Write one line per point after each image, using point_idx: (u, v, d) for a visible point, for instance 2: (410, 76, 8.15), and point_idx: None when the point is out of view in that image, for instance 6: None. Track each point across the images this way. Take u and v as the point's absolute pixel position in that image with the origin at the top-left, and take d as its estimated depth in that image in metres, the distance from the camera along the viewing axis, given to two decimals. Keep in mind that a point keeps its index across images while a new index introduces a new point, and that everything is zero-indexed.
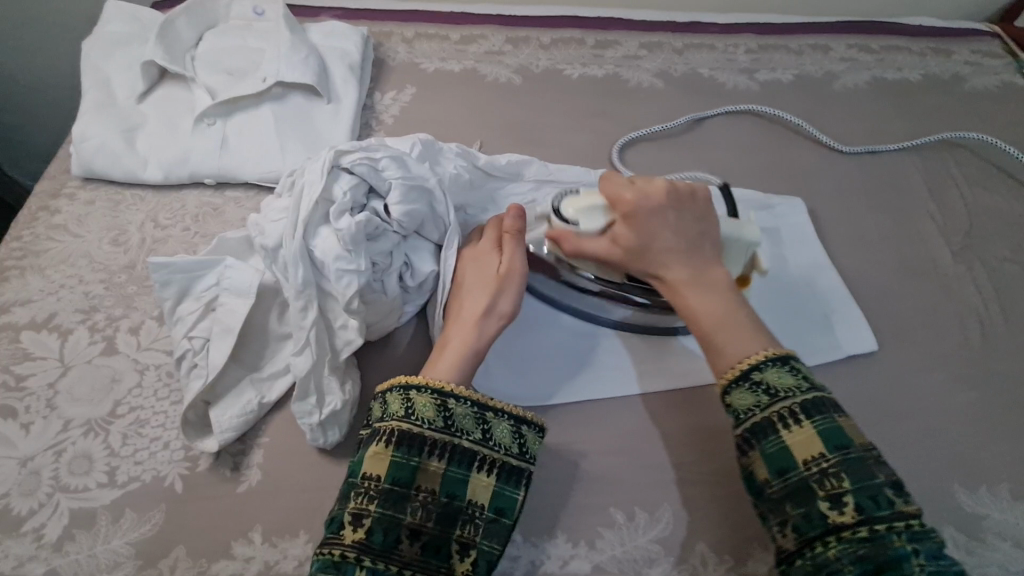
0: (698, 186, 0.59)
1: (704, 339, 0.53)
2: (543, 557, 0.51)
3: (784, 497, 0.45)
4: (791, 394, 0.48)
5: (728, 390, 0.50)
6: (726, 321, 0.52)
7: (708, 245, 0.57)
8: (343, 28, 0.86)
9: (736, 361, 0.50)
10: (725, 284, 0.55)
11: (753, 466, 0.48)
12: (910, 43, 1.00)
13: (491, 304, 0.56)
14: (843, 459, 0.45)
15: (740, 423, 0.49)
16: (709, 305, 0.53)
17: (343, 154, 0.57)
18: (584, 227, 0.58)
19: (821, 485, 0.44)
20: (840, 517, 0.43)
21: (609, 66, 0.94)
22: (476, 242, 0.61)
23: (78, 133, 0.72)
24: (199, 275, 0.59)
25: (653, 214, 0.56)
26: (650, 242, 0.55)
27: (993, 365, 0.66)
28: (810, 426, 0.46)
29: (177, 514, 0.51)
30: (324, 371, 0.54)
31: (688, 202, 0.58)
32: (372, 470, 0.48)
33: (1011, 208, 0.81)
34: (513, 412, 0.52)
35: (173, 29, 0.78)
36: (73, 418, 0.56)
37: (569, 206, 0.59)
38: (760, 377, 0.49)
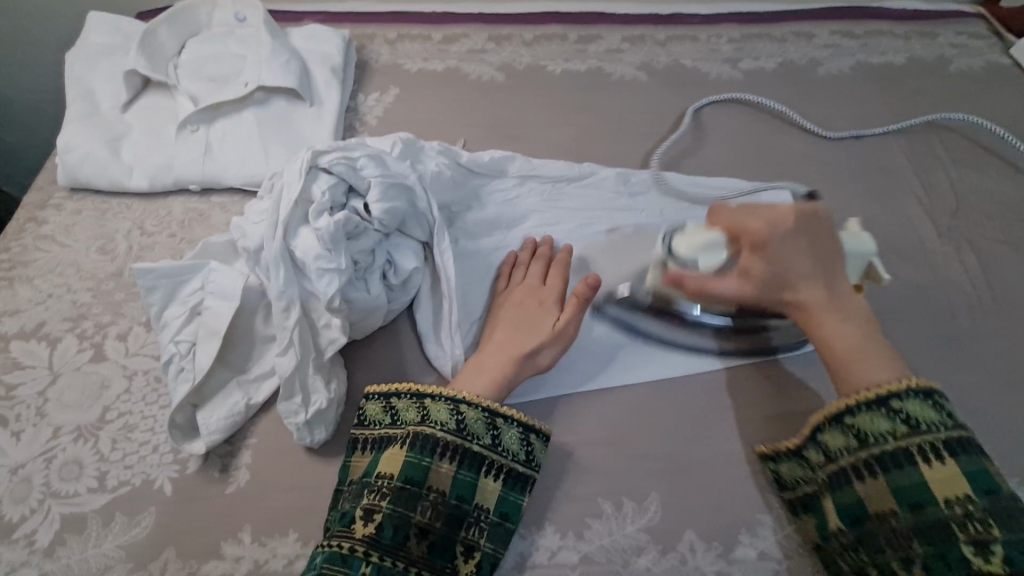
0: (821, 211, 0.59)
1: (835, 362, 0.54)
2: (532, 549, 0.52)
3: (915, 533, 0.46)
4: (935, 428, 0.48)
5: (861, 417, 0.50)
6: (861, 348, 0.53)
7: (837, 272, 0.57)
8: (324, 31, 0.86)
9: (873, 384, 0.51)
10: (856, 311, 0.55)
11: (879, 496, 0.48)
12: (894, 27, 1.00)
13: (534, 350, 0.56)
14: (989, 506, 0.45)
15: (867, 448, 0.49)
16: (844, 333, 0.54)
17: (320, 154, 0.58)
18: (703, 267, 0.57)
19: (964, 529, 0.45)
20: (984, 564, 0.43)
21: (592, 61, 0.94)
22: (539, 288, 0.62)
23: (62, 144, 0.72)
24: (184, 280, 0.59)
25: (786, 246, 0.56)
26: (782, 267, 0.56)
27: (982, 345, 0.66)
28: (956, 465, 0.47)
29: (167, 516, 0.52)
30: (309, 370, 0.55)
31: (816, 227, 0.57)
32: (386, 469, 0.49)
33: (997, 188, 0.81)
34: (522, 420, 0.52)
35: (155, 38, 0.79)
36: (62, 425, 0.56)
37: (681, 243, 0.58)
38: (900, 407, 0.49)
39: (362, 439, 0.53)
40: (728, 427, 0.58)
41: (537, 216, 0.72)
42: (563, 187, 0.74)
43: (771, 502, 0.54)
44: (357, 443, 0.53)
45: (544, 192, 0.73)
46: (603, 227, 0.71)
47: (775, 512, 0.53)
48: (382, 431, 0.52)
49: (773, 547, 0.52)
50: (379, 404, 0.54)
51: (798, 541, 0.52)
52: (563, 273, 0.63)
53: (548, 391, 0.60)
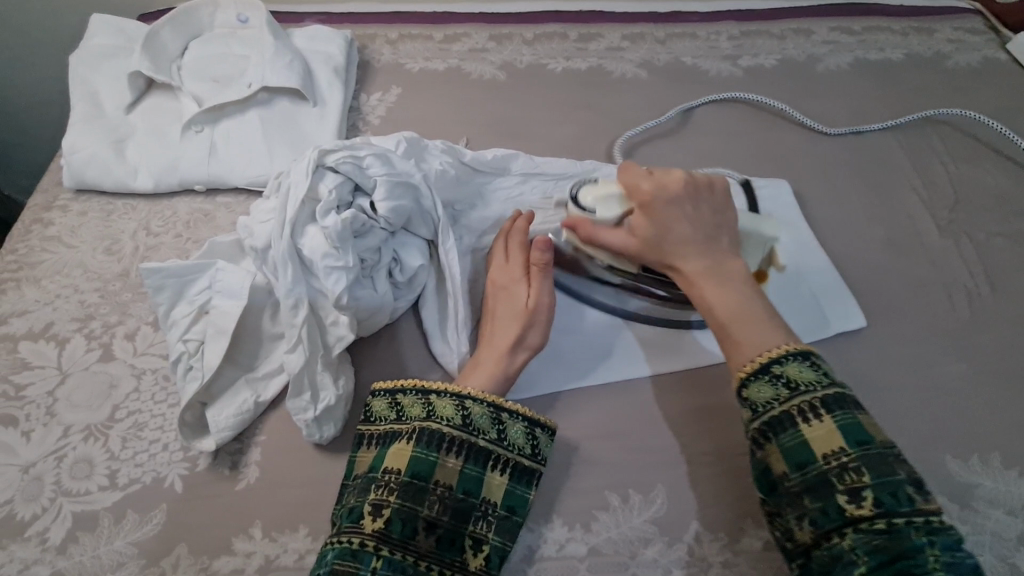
0: (717, 181, 0.60)
1: (716, 329, 0.53)
2: (540, 542, 0.52)
3: (803, 491, 0.44)
4: (812, 387, 0.47)
5: (747, 383, 0.49)
6: (741, 311, 0.52)
7: (726, 236, 0.57)
8: (327, 32, 0.87)
9: (756, 353, 0.49)
10: (740, 277, 0.54)
11: (770, 460, 0.47)
12: (891, 24, 1.01)
13: (519, 335, 0.57)
14: (863, 454, 0.44)
15: (758, 416, 0.47)
16: (726, 296, 0.53)
17: (327, 153, 0.58)
18: (601, 215, 0.59)
19: (840, 479, 0.43)
20: (858, 510, 0.42)
21: (592, 59, 0.95)
22: (505, 268, 0.62)
23: (68, 145, 0.73)
24: (191, 279, 0.60)
25: (669, 206, 0.57)
26: (666, 230, 0.56)
27: (983, 337, 0.67)
28: (831, 420, 0.45)
29: (177, 513, 0.52)
30: (317, 367, 0.55)
31: (705, 195, 0.59)
32: (393, 464, 0.49)
33: (996, 181, 0.82)
34: (527, 414, 0.53)
35: (159, 40, 0.79)
36: (72, 424, 0.56)
37: (587, 194, 0.61)
38: (781, 371, 0.48)
39: (367, 434, 0.53)
40: (730, 419, 0.59)
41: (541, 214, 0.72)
42: (566, 185, 0.75)
43: None
44: (363, 438, 0.53)
45: (547, 190, 0.74)
46: None
47: None
48: (387, 426, 0.53)
49: None
50: (385, 401, 0.54)
51: None
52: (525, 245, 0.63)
53: (553, 386, 0.60)
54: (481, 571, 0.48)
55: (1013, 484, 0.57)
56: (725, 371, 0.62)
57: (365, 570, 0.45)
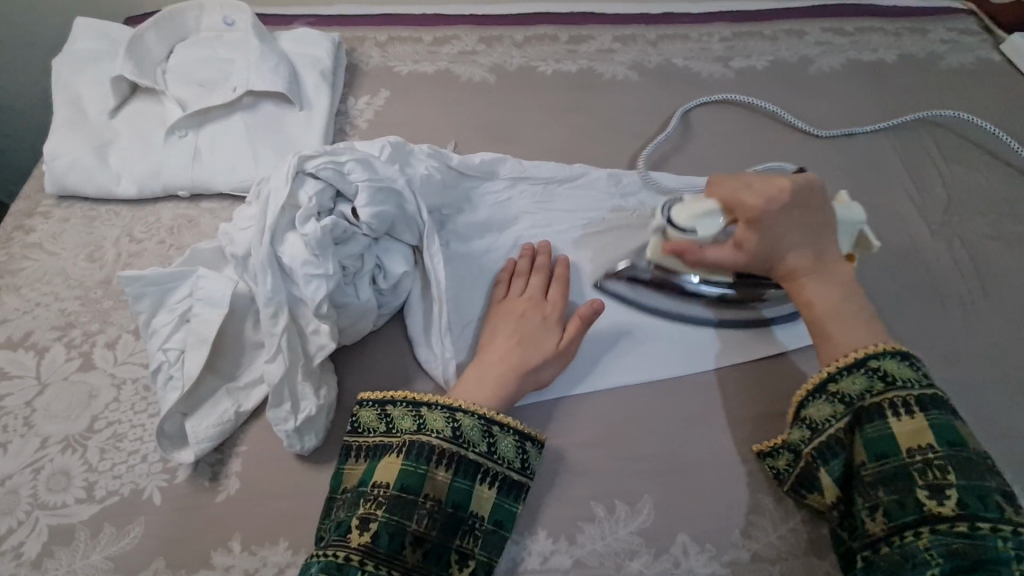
0: (816, 181, 0.57)
1: (816, 331, 0.54)
2: (524, 553, 0.51)
3: (879, 482, 0.46)
4: (910, 385, 0.48)
5: (839, 378, 0.50)
6: (844, 315, 0.53)
7: (829, 237, 0.56)
8: (314, 35, 0.86)
9: (852, 349, 0.51)
10: (844, 279, 0.55)
11: (852, 450, 0.49)
12: (885, 24, 1.00)
13: (539, 368, 0.56)
14: (952, 455, 0.45)
15: (845, 410, 0.49)
16: (830, 299, 0.54)
17: (307, 159, 0.57)
18: (702, 234, 0.57)
19: (924, 476, 0.45)
20: (939, 508, 0.44)
21: (583, 61, 0.94)
22: (540, 305, 0.61)
23: (50, 151, 0.72)
24: (172, 287, 0.59)
25: (777, 215, 0.54)
26: (774, 242, 0.54)
27: (977, 342, 0.66)
28: (923, 418, 0.47)
29: (155, 526, 0.51)
30: (298, 377, 0.54)
31: (810, 197, 0.55)
32: (382, 478, 0.49)
33: (989, 184, 0.81)
34: (519, 427, 0.52)
35: (143, 44, 0.78)
36: (50, 435, 0.56)
37: (681, 213, 0.58)
38: (878, 366, 0.49)
39: (355, 446, 0.52)
40: (718, 426, 0.58)
41: (528, 218, 0.71)
42: (554, 189, 0.74)
43: (766, 503, 0.54)
44: (350, 450, 0.52)
45: (535, 194, 0.73)
46: (594, 229, 0.71)
47: (769, 513, 0.53)
48: (376, 438, 0.52)
49: (767, 548, 0.52)
50: (374, 411, 0.53)
51: (792, 542, 0.52)
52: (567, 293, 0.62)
53: (539, 394, 0.59)
54: None
55: None
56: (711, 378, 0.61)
57: None
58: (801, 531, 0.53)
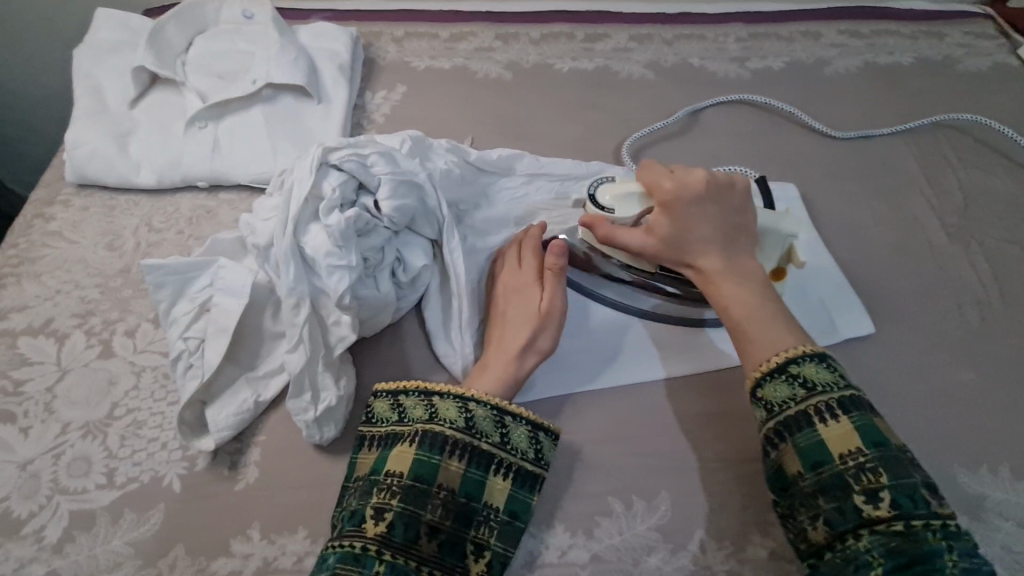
0: (738, 181, 0.59)
1: (730, 326, 0.53)
2: (541, 547, 0.51)
3: (816, 491, 0.45)
4: (828, 388, 0.47)
5: (764, 383, 0.49)
6: (753, 311, 0.52)
7: (743, 239, 0.57)
8: (332, 29, 0.86)
9: (772, 353, 0.50)
10: (756, 279, 0.54)
11: (784, 460, 0.47)
12: (902, 27, 1.00)
13: (531, 338, 0.56)
14: (880, 455, 0.44)
15: (775, 416, 0.48)
16: (739, 295, 0.53)
17: (331, 151, 0.58)
18: (619, 214, 0.60)
19: (857, 480, 0.44)
20: (875, 512, 0.42)
21: (599, 60, 0.94)
22: (516, 271, 0.61)
23: (71, 140, 0.72)
24: (192, 277, 0.59)
25: (690, 204, 0.56)
26: (686, 229, 0.55)
27: (993, 345, 0.66)
28: (847, 421, 0.46)
29: (175, 513, 0.51)
30: (318, 367, 0.54)
31: (726, 196, 0.57)
32: (395, 467, 0.49)
33: (1006, 188, 0.81)
34: (531, 418, 0.52)
35: (163, 35, 0.78)
36: (70, 421, 0.56)
37: (607, 192, 0.61)
38: (798, 371, 0.48)
39: (369, 436, 0.52)
40: (735, 425, 0.58)
41: (545, 214, 0.71)
42: (571, 186, 0.74)
43: None
44: (364, 440, 0.52)
45: (552, 191, 0.73)
46: None
47: None
48: (389, 428, 0.52)
49: (784, 547, 0.52)
50: (387, 401, 0.53)
51: None
52: (534, 245, 0.63)
53: (557, 390, 0.60)
54: None
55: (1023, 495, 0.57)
56: (730, 377, 0.61)
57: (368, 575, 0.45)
58: None
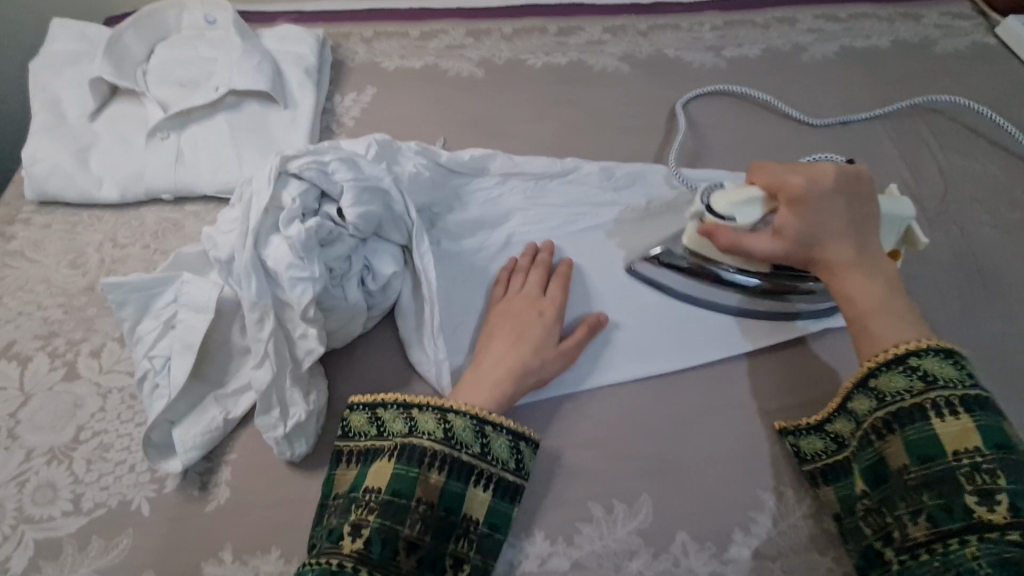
0: (865, 170, 0.55)
1: (853, 323, 0.50)
2: (521, 556, 0.51)
3: (921, 486, 0.43)
4: (953, 386, 0.44)
5: (877, 374, 0.47)
6: (885, 306, 0.49)
7: (871, 230, 0.53)
8: (298, 32, 0.84)
9: (892, 344, 0.47)
10: (885, 270, 0.52)
11: (889, 450, 0.46)
12: (878, 10, 0.99)
13: (537, 366, 0.55)
14: (1002, 459, 0.41)
15: (884, 406, 0.46)
16: (873, 291, 0.50)
17: (290, 159, 0.56)
18: (741, 222, 0.56)
19: (970, 479, 0.41)
20: (989, 514, 0.40)
21: (573, 53, 0.93)
22: (537, 300, 0.60)
23: (28, 156, 0.70)
24: (156, 293, 0.57)
25: (822, 200, 0.52)
26: (816, 225, 0.52)
27: (976, 330, 0.65)
28: (969, 419, 0.43)
29: (144, 538, 0.50)
30: (286, 383, 0.53)
31: (857, 187, 0.53)
32: (373, 483, 0.48)
33: (984, 170, 0.80)
34: (512, 427, 0.51)
35: (121, 44, 0.76)
36: (35, 447, 0.54)
37: (720, 199, 0.56)
38: (919, 363, 0.45)
39: (346, 450, 0.51)
40: (718, 424, 0.57)
41: (519, 215, 0.70)
42: (546, 184, 0.72)
43: (764, 500, 0.53)
44: (341, 455, 0.51)
45: (526, 191, 0.72)
46: (589, 225, 0.70)
47: (769, 510, 0.52)
48: (367, 442, 0.51)
49: (767, 545, 0.51)
50: (364, 415, 0.52)
51: (792, 537, 0.51)
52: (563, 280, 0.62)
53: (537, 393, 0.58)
54: None
55: None
56: (713, 373, 0.60)
57: None
58: (802, 528, 0.52)
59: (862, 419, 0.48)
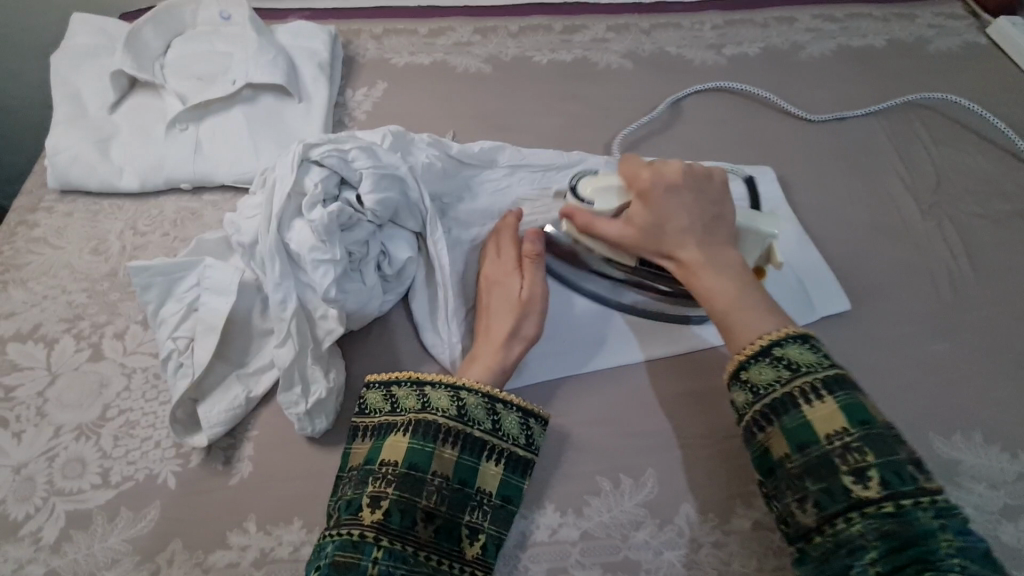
0: (715, 171, 0.61)
1: (719, 319, 0.54)
2: (532, 527, 0.53)
3: (803, 473, 0.45)
4: (813, 368, 0.48)
5: (748, 366, 0.49)
6: (738, 301, 0.53)
7: (723, 228, 0.58)
8: (311, 28, 0.87)
9: (755, 336, 0.50)
10: (737, 267, 0.56)
11: (770, 441, 0.47)
12: (874, 10, 1.02)
13: (514, 326, 0.57)
14: (865, 434, 0.44)
15: (760, 399, 0.48)
16: (725, 284, 0.54)
17: (312, 147, 0.58)
18: (600, 207, 0.60)
19: (845, 461, 0.44)
20: (864, 492, 0.42)
21: (578, 51, 0.95)
22: (497, 263, 0.63)
23: (50, 146, 0.72)
24: (179, 277, 0.59)
25: (665, 191, 0.58)
26: (664, 217, 0.57)
27: (967, 316, 0.68)
28: (833, 401, 0.46)
29: (170, 510, 0.52)
30: (307, 361, 0.55)
31: (705, 183, 0.59)
32: (389, 456, 0.50)
33: (976, 164, 0.83)
34: (521, 404, 0.54)
35: (140, 38, 0.78)
36: (63, 424, 0.56)
37: (586, 186, 0.62)
38: (782, 353, 0.49)
39: (362, 427, 0.53)
40: (720, 405, 0.59)
41: (528, 205, 0.72)
42: (553, 176, 0.75)
43: None
44: (358, 431, 0.53)
45: (534, 182, 0.74)
46: None
47: None
48: (382, 418, 0.53)
49: (768, 517, 0.53)
50: (379, 393, 0.54)
51: None
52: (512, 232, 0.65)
53: (546, 375, 0.61)
54: (478, 559, 0.49)
55: (996, 458, 0.59)
56: (715, 356, 0.62)
57: (367, 562, 0.45)
58: None
59: (742, 411, 0.50)
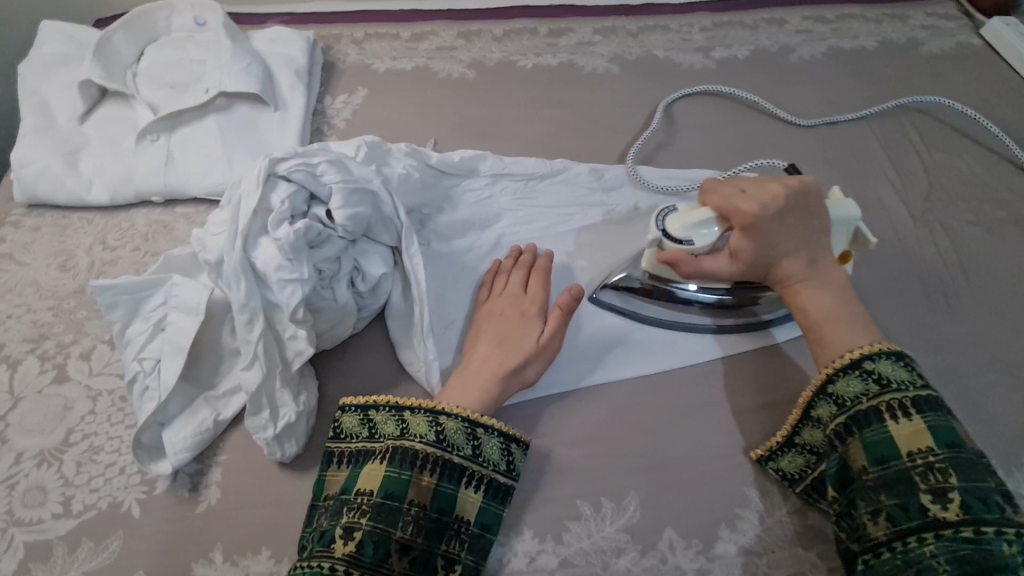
0: (811, 183, 0.56)
1: (810, 334, 0.53)
2: (509, 554, 0.51)
3: (880, 486, 0.45)
4: (905, 387, 0.47)
5: (835, 379, 0.49)
6: (840, 317, 0.52)
7: (823, 242, 0.55)
8: (289, 34, 0.85)
9: (846, 350, 0.50)
10: (836, 281, 0.54)
11: (850, 453, 0.48)
12: (865, 11, 1.00)
13: (521, 365, 0.55)
14: (953, 456, 0.44)
15: (844, 412, 0.49)
16: (827, 304, 0.53)
17: (278, 161, 0.56)
18: (698, 244, 0.56)
19: (925, 479, 0.44)
20: (942, 512, 0.42)
21: (563, 54, 0.93)
22: (523, 296, 0.60)
23: (17, 159, 0.70)
24: (146, 295, 0.57)
25: (770, 222, 0.53)
26: (769, 246, 0.54)
27: (959, 327, 0.66)
28: (920, 420, 0.46)
29: (135, 540, 0.50)
30: (275, 384, 0.54)
31: (805, 201, 0.55)
32: (365, 485, 0.48)
33: (968, 169, 0.81)
34: (503, 429, 0.52)
35: (110, 46, 0.76)
36: (24, 450, 0.54)
37: (675, 223, 0.57)
38: (872, 367, 0.48)
39: (337, 452, 0.52)
40: (706, 424, 0.57)
41: (509, 215, 0.70)
42: (536, 185, 0.73)
43: (751, 496, 0.54)
44: (333, 457, 0.51)
45: (516, 191, 0.72)
46: (578, 224, 0.70)
47: (755, 506, 0.53)
48: (359, 444, 0.51)
49: (753, 541, 0.52)
50: (356, 416, 0.52)
51: (777, 533, 0.52)
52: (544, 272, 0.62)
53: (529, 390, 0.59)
54: None
55: None
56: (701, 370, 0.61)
57: None
58: (787, 523, 0.53)
59: (825, 423, 0.50)
